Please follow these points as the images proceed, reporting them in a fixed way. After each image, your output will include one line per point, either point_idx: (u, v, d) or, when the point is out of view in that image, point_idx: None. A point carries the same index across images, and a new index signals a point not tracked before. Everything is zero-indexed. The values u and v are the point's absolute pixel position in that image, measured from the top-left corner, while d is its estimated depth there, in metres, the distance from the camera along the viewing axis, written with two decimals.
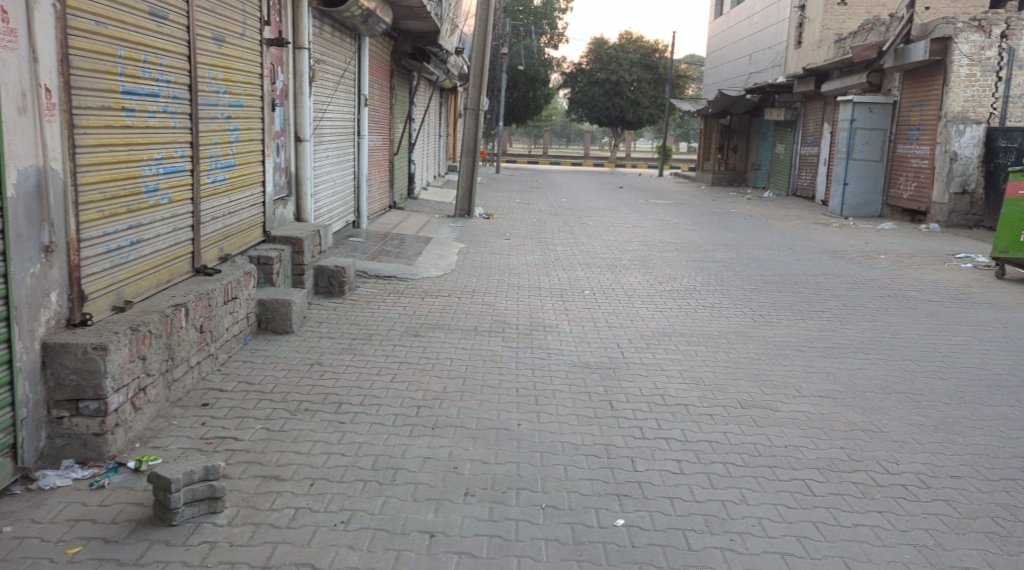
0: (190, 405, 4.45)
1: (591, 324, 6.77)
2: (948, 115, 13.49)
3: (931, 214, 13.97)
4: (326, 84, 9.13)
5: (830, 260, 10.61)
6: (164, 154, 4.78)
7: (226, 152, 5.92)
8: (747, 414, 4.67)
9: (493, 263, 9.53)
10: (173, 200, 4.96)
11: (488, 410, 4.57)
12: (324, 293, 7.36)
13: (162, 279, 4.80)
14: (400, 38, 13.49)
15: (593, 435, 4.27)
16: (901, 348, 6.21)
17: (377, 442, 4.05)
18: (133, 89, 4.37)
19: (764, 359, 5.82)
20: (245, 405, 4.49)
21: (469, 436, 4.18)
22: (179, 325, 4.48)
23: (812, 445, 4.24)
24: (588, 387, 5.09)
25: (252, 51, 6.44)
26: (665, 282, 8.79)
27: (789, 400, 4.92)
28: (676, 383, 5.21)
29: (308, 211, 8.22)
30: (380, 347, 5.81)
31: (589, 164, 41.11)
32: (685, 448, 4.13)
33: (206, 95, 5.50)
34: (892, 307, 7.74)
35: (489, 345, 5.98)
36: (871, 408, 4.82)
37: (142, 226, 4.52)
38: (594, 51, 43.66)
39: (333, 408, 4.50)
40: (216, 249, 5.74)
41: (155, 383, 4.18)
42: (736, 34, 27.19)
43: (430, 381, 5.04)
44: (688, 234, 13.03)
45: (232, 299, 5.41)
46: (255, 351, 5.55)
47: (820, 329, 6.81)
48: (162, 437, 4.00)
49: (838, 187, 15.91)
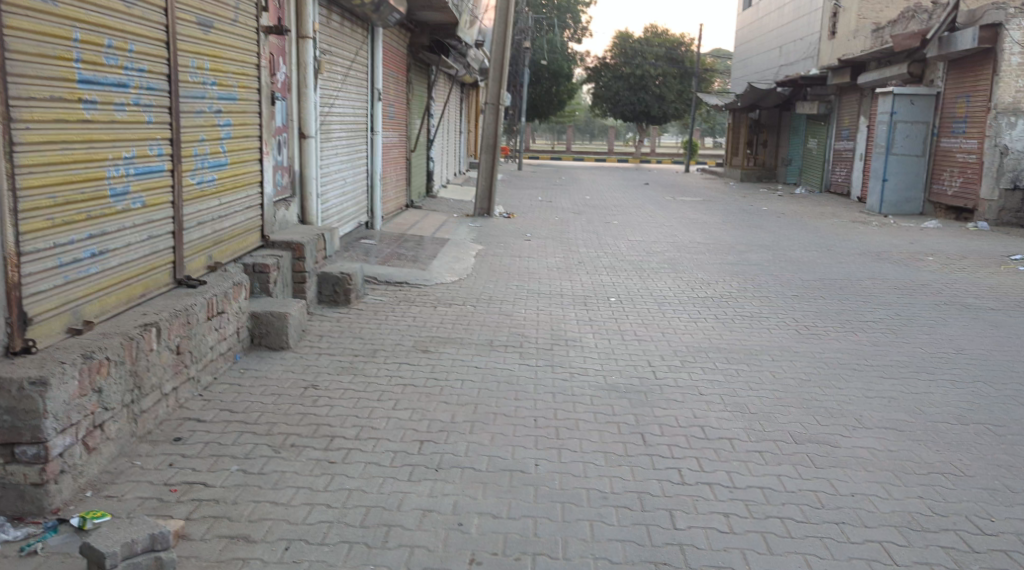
0: (160, 440, 3.89)
1: (619, 337, 6.14)
2: (998, 106, 12.74)
3: (979, 211, 13.17)
4: (334, 75, 8.55)
5: (875, 262, 9.87)
6: (136, 152, 4.22)
7: (215, 150, 5.35)
8: (802, 451, 4.02)
9: (512, 267, 8.91)
10: (148, 204, 4.39)
11: (502, 446, 3.96)
12: (328, 302, 6.79)
13: (135, 295, 4.26)
14: (417, 30, 12.88)
15: (623, 479, 3.65)
16: (970, 367, 5.51)
17: (370, 489, 3.46)
18: (93, 78, 3.81)
19: (815, 382, 5.13)
20: (223, 440, 3.92)
21: (478, 481, 3.57)
22: (148, 348, 3.91)
23: (884, 494, 3.57)
24: (616, 415, 4.46)
25: (246, 39, 5.86)
26: (696, 287, 8.15)
27: (850, 434, 4.25)
28: (717, 410, 4.57)
29: (314, 213, 7.66)
30: (383, 366, 5.21)
31: (614, 160, 40.37)
32: (732, 499, 3.49)
33: (189, 86, 4.94)
34: (950, 317, 7.02)
35: (506, 363, 5.37)
36: (948, 444, 4.14)
37: (107, 235, 3.97)
38: (619, 45, 43.04)
39: (324, 444, 3.91)
40: (203, 257, 5.18)
41: (117, 418, 3.62)
42: (766, 26, 26.29)
43: (436, 409, 4.43)
44: (720, 233, 12.34)
45: (218, 314, 4.84)
46: (244, 372, 5.00)
47: (873, 343, 6.11)
48: (120, 483, 3.42)
49: (876, 183, 15.09)
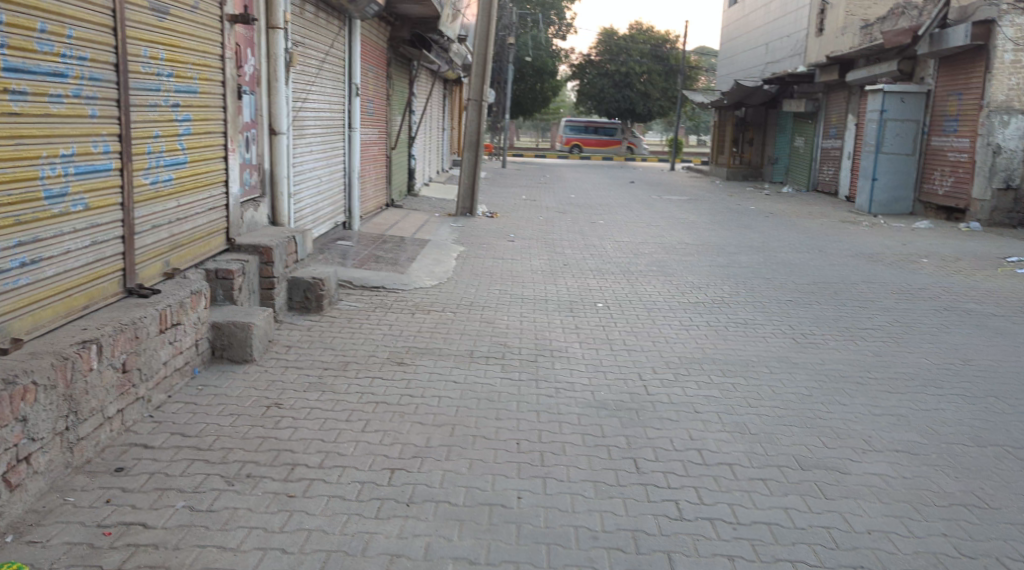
0: (99, 471, 3.49)
1: (608, 347, 5.78)
2: (991, 105, 12.50)
3: (971, 211, 12.95)
4: (307, 68, 8.13)
5: (869, 265, 9.57)
6: (76, 149, 3.81)
7: (172, 148, 4.93)
8: (810, 479, 3.66)
9: (496, 269, 8.54)
10: (93, 206, 3.98)
11: (481, 476, 3.59)
12: (299, 309, 6.39)
13: (75, 307, 3.86)
14: (397, 23, 12.49)
15: (615, 515, 3.29)
16: (979, 380, 5.19)
17: (333, 529, 3.08)
18: (22, 67, 3.43)
19: (816, 398, 4.78)
20: (170, 470, 3.52)
21: (453, 518, 3.20)
22: (87, 368, 3.52)
23: (904, 531, 3.23)
24: (605, 438, 4.09)
25: (208, 28, 5.44)
26: (686, 292, 7.82)
27: (861, 458, 3.91)
28: (715, 431, 4.21)
29: (285, 214, 7.24)
30: (354, 381, 4.82)
31: (599, 158, 40.08)
32: (737, 538, 3.13)
33: (141, 78, 4.52)
34: (952, 324, 6.71)
35: (487, 377, 4.99)
36: (968, 470, 3.80)
37: (38, 244, 3.58)
38: (604, 42, 42.77)
39: (283, 475, 3.52)
40: (158, 264, 4.77)
41: (46, 449, 3.25)
42: (751, 23, 26.05)
43: (410, 432, 4.05)
44: (708, 234, 12.01)
45: (172, 326, 4.44)
46: (202, 389, 4.59)
47: (875, 354, 5.77)
48: (46, 525, 3.03)
49: (866, 182, 14.83)
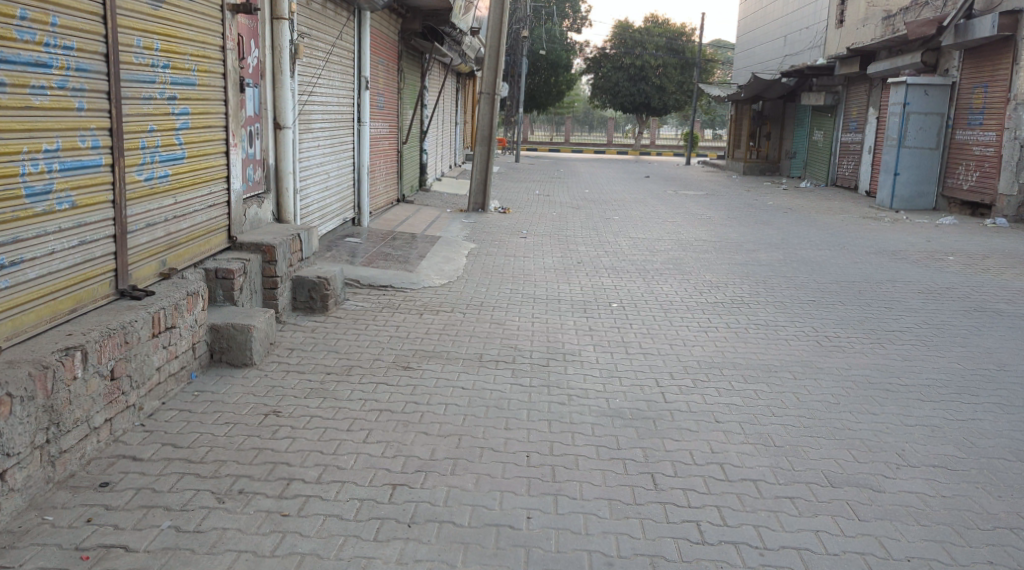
0: (83, 486, 3.29)
1: (623, 351, 5.53)
2: (1019, 97, 12.13)
3: (997, 207, 12.58)
4: (314, 60, 7.91)
5: (893, 263, 9.26)
6: (61, 144, 3.60)
7: (168, 142, 4.72)
8: (842, 498, 3.41)
9: (507, 267, 8.31)
10: (80, 205, 3.77)
11: (488, 493, 3.35)
12: (303, 309, 6.18)
13: (60, 311, 3.66)
14: (409, 15, 12.26)
15: (632, 538, 3.05)
16: (1017, 388, 4.90)
17: (328, 554, 2.87)
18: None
19: (845, 407, 4.51)
20: (158, 485, 3.31)
21: (457, 541, 2.98)
22: (70, 377, 3.32)
23: (947, 558, 2.98)
24: (621, 451, 3.85)
25: (208, 18, 5.22)
26: (704, 291, 7.56)
27: (895, 475, 3.65)
28: (737, 444, 3.96)
29: (291, 211, 7.03)
30: (358, 387, 4.60)
31: (614, 153, 39.65)
32: (763, 566, 2.89)
33: (134, 69, 4.30)
34: (984, 327, 6.42)
35: (497, 383, 4.75)
36: (1010, 489, 3.54)
37: (18, 244, 3.37)
38: (619, 34, 42.32)
39: (278, 491, 3.31)
40: (153, 263, 4.57)
41: (23, 464, 3.06)
42: (769, 15, 25.62)
43: (414, 444, 3.82)
44: (725, 230, 11.71)
45: (166, 330, 4.23)
46: (198, 395, 4.39)
47: (904, 358, 5.50)
48: (20, 548, 2.84)
49: (887, 177, 14.45)
